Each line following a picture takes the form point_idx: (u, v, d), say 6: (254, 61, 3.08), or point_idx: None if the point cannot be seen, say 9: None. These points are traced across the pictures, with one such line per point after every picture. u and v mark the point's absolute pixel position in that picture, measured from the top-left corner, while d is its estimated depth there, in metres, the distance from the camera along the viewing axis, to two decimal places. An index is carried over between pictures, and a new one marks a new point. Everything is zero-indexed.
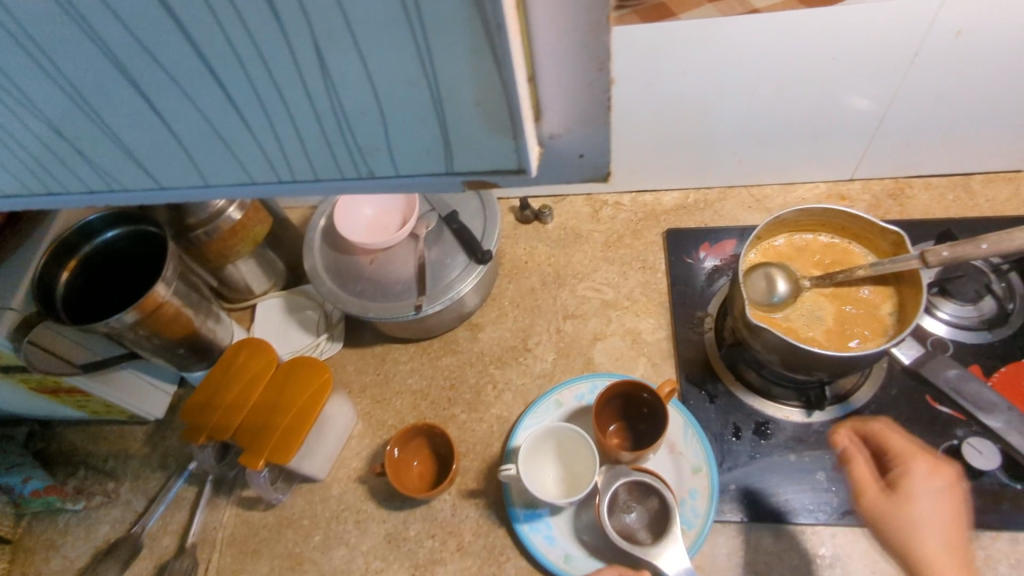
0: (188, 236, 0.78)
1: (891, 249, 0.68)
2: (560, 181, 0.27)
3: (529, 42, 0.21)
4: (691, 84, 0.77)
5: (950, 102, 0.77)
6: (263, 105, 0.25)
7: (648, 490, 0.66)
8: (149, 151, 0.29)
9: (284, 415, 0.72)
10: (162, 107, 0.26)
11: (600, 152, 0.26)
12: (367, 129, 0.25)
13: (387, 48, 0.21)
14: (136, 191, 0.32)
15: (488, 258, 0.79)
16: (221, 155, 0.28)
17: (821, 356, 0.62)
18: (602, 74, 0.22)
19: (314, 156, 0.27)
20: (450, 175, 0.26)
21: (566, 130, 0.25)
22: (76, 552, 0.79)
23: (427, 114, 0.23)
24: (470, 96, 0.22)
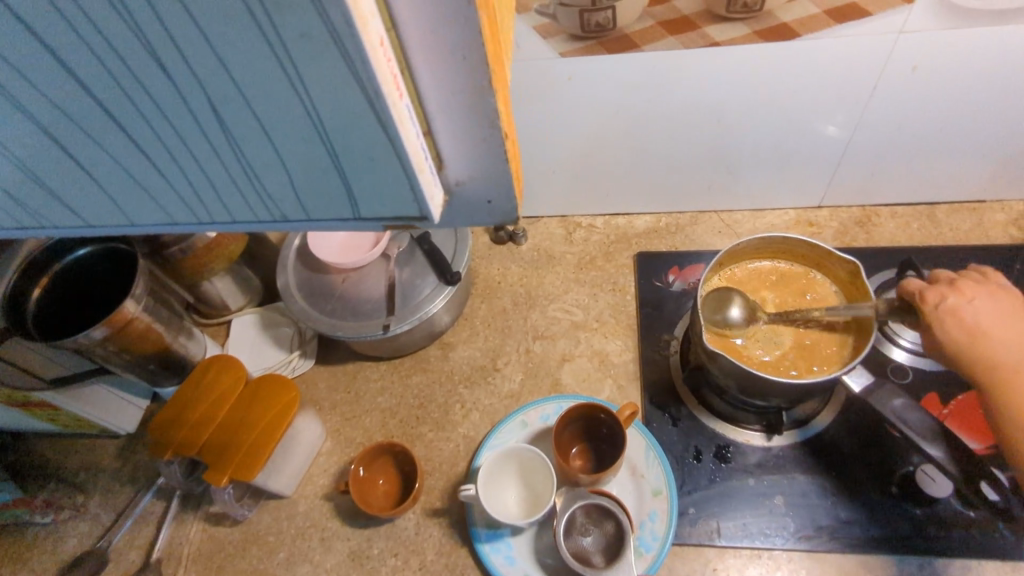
0: (163, 253, 0.80)
1: (847, 276, 0.70)
2: (472, 224, 0.29)
3: (419, 99, 0.23)
4: (657, 112, 0.78)
5: (910, 133, 0.79)
6: (172, 156, 0.26)
7: (606, 515, 0.67)
8: (71, 195, 0.30)
9: (250, 432, 0.73)
10: (77, 156, 0.27)
11: (506, 198, 0.27)
12: (272, 177, 0.26)
13: (278, 106, 0.22)
14: (67, 230, 0.33)
15: (457, 278, 0.80)
16: (140, 199, 0.29)
17: (774, 383, 0.63)
18: (494, 130, 0.24)
19: (228, 200, 0.28)
20: (357, 219, 0.28)
21: (470, 178, 0.26)
22: (43, 565, 0.79)
23: (326, 167, 0.25)
24: (363, 151, 0.24)
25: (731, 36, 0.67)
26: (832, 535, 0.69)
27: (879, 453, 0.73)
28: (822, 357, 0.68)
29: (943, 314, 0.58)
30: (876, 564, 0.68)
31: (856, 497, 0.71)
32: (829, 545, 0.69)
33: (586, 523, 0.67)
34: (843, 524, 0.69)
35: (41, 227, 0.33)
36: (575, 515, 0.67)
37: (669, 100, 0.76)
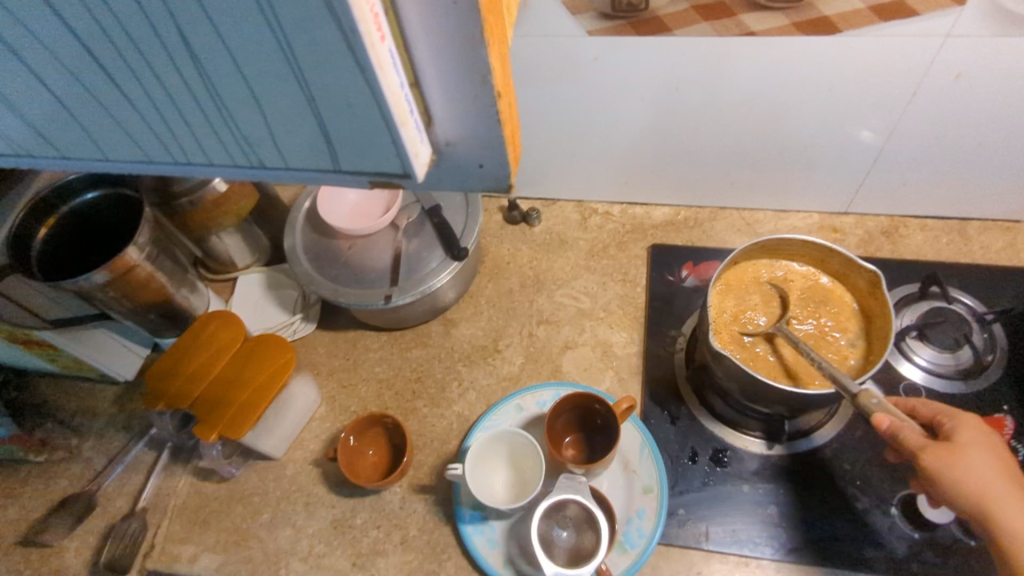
0: (171, 203, 0.79)
1: (867, 287, 0.67)
2: (462, 189, 0.27)
3: (405, 45, 0.21)
4: (683, 99, 0.75)
5: (949, 144, 0.75)
6: (143, 87, 0.25)
7: (592, 525, 0.63)
8: (45, 125, 0.29)
9: (242, 391, 0.72)
10: (45, 80, 0.26)
11: (498, 164, 0.25)
12: (247, 120, 0.25)
13: (250, 40, 0.21)
14: (42, 161, 0.32)
15: (464, 254, 0.79)
16: (115, 133, 0.28)
17: (778, 390, 0.61)
18: (486, 87, 0.22)
19: (203, 140, 0.27)
20: (338, 172, 0.26)
21: (460, 139, 0.25)
22: (33, 503, 0.80)
23: (302, 112, 0.23)
24: (341, 96, 0.22)
25: (769, 26, 0.64)
26: (823, 550, 0.67)
27: (882, 472, 0.70)
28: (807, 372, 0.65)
29: (971, 448, 0.54)
30: None
31: (853, 514, 0.68)
32: (819, 560, 0.67)
33: (572, 519, 0.64)
34: (836, 541, 0.67)
35: (15, 156, 0.32)
36: (565, 504, 0.65)
37: (697, 88, 0.73)
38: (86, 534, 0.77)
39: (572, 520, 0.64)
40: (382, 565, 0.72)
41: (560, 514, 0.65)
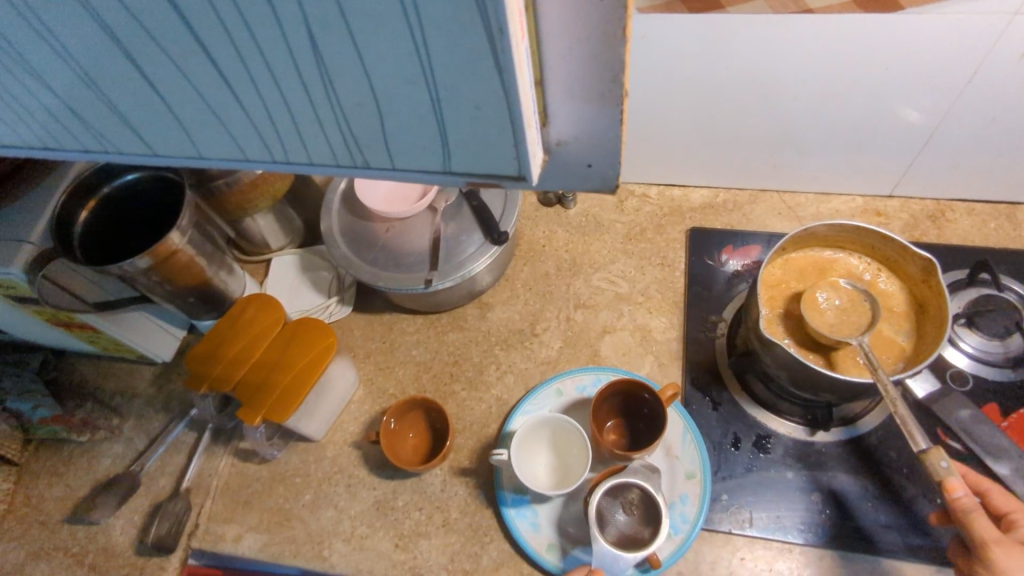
0: (208, 186, 0.78)
1: (919, 274, 0.66)
2: (567, 187, 0.27)
3: (537, 44, 0.21)
4: (730, 79, 0.73)
5: (1005, 127, 0.73)
6: (256, 88, 0.25)
7: (650, 520, 0.64)
8: (142, 120, 0.29)
9: (285, 374, 0.72)
10: (153, 76, 0.26)
11: (608, 163, 0.26)
12: (361, 122, 0.25)
13: (385, 45, 0.21)
14: (131, 157, 0.33)
15: (504, 239, 0.78)
16: (214, 128, 0.28)
17: (831, 379, 0.60)
18: (615, 85, 0.22)
19: (309, 140, 0.27)
20: (445, 173, 0.27)
21: (573, 139, 0.25)
22: (78, 481, 0.81)
23: (423, 113, 0.24)
24: (469, 97, 0.22)
25: (828, 3, 0.62)
26: (868, 538, 0.67)
27: None
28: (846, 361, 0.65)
29: None
30: (911, 572, 0.65)
31: (897, 502, 0.68)
32: (864, 547, 0.67)
33: (632, 507, 0.65)
34: (881, 528, 0.67)
35: (104, 152, 0.33)
36: (631, 491, 0.65)
37: (746, 67, 0.71)
38: (132, 513, 0.78)
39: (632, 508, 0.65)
40: (425, 546, 0.73)
41: (626, 498, 0.66)
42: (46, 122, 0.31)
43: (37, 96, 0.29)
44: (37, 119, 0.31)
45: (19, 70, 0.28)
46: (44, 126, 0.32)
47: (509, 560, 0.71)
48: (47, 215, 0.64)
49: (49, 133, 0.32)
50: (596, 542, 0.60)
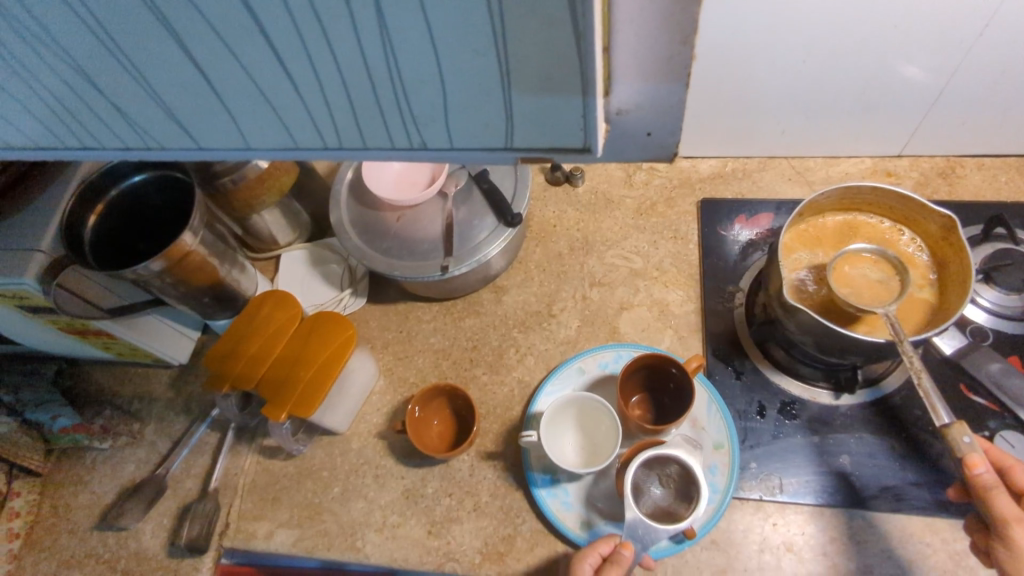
0: (215, 183, 0.77)
1: (940, 232, 0.66)
2: (624, 155, 0.29)
3: (610, 13, 0.22)
4: (737, 47, 0.72)
5: (1015, 79, 0.73)
6: (316, 73, 0.26)
7: (685, 497, 0.65)
8: (189, 111, 0.30)
9: (308, 369, 0.72)
10: (207, 66, 0.27)
11: (667, 130, 0.27)
12: (422, 99, 0.26)
13: (457, 19, 0.22)
14: (171, 150, 0.33)
15: (519, 221, 0.77)
16: (265, 116, 0.29)
17: (858, 341, 0.60)
18: (685, 48, 0.23)
19: (365, 122, 0.28)
20: (505, 149, 0.28)
21: (634, 107, 0.26)
22: (103, 488, 0.81)
23: (490, 88, 0.25)
24: (539, 69, 0.24)
25: None
26: (898, 496, 0.68)
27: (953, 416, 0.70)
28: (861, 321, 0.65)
29: None
30: (943, 527, 0.66)
31: (925, 458, 0.69)
32: (894, 505, 0.67)
33: (669, 482, 0.66)
34: (910, 486, 0.68)
35: (145, 147, 0.33)
36: (669, 467, 0.66)
37: (753, 34, 0.70)
38: (161, 516, 0.78)
39: (667, 482, 0.66)
40: (458, 531, 0.73)
41: (662, 473, 0.67)
42: (87, 122, 0.32)
43: (81, 94, 0.30)
44: (79, 119, 0.32)
45: (66, 66, 0.28)
46: (87, 126, 0.32)
47: (543, 540, 0.71)
48: (55, 223, 0.63)
49: (86, 129, 0.33)
50: (631, 511, 0.61)
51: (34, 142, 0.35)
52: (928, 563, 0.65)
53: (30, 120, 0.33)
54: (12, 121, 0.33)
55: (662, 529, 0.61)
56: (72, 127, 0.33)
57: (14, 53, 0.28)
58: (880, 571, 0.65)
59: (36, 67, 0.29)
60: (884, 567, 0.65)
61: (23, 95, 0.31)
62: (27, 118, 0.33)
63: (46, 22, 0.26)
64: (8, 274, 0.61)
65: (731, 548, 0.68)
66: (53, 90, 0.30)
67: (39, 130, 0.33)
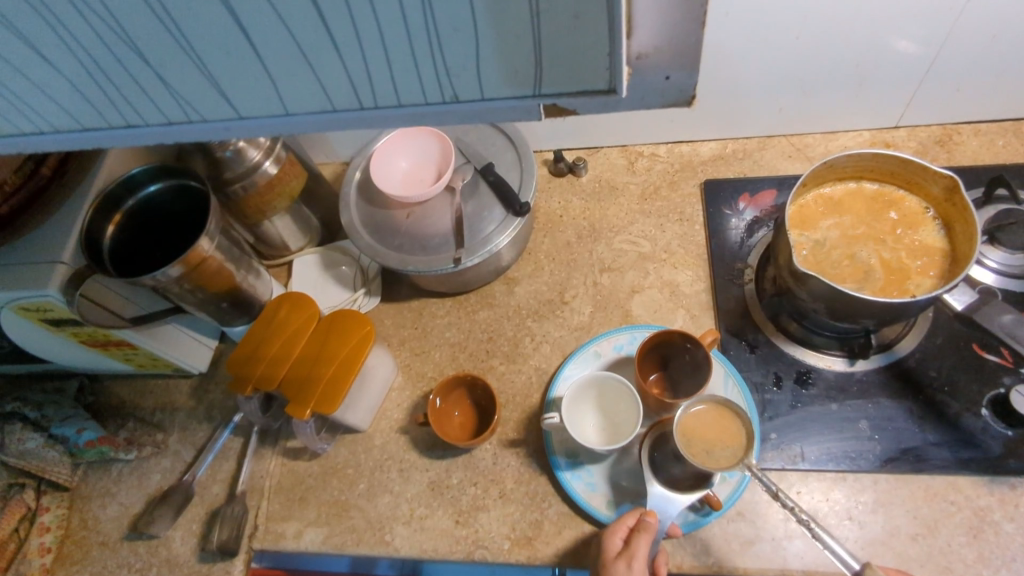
0: (226, 190, 0.79)
1: (944, 193, 0.67)
2: (645, 103, 0.31)
3: None
4: (731, 29, 0.73)
5: (1006, 43, 0.74)
6: (355, 26, 0.27)
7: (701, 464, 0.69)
8: (233, 78, 0.31)
9: (328, 366, 0.73)
10: (252, 29, 0.28)
11: (684, 75, 0.29)
12: (457, 51, 0.28)
13: None
14: (212, 123, 0.35)
15: (527, 210, 0.78)
16: (305, 78, 0.31)
17: (870, 303, 0.61)
18: None
19: (400, 80, 0.30)
20: (532, 97, 0.30)
21: (654, 50, 0.28)
22: (131, 499, 0.82)
23: (521, 32, 0.26)
24: (570, 9, 0.25)
25: None
26: (920, 457, 0.68)
27: (968, 375, 0.71)
28: (873, 283, 0.67)
29: None
30: (965, 485, 0.67)
31: (944, 418, 0.70)
32: (916, 466, 0.68)
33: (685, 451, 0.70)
34: (931, 446, 0.69)
35: (188, 121, 0.35)
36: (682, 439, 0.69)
37: (745, 16, 0.71)
38: (189, 522, 0.79)
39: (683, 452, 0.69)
40: (485, 519, 0.73)
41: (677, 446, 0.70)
42: (132, 96, 0.33)
43: (129, 67, 0.31)
44: (124, 94, 0.33)
45: (115, 39, 0.29)
46: (131, 104, 0.34)
47: (570, 522, 0.72)
48: (76, 234, 0.64)
49: (130, 107, 0.34)
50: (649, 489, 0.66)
51: (78, 123, 0.36)
52: (954, 520, 0.66)
53: (76, 100, 0.34)
54: (59, 103, 0.34)
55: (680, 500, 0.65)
56: (118, 106, 0.34)
57: (68, 27, 0.29)
58: (906, 531, 0.66)
59: (87, 42, 0.30)
60: (910, 527, 0.66)
61: (71, 73, 0.32)
62: (74, 98, 0.34)
63: None
64: (32, 285, 0.62)
65: (757, 518, 0.69)
66: (102, 69, 0.31)
67: (83, 112, 0.35)
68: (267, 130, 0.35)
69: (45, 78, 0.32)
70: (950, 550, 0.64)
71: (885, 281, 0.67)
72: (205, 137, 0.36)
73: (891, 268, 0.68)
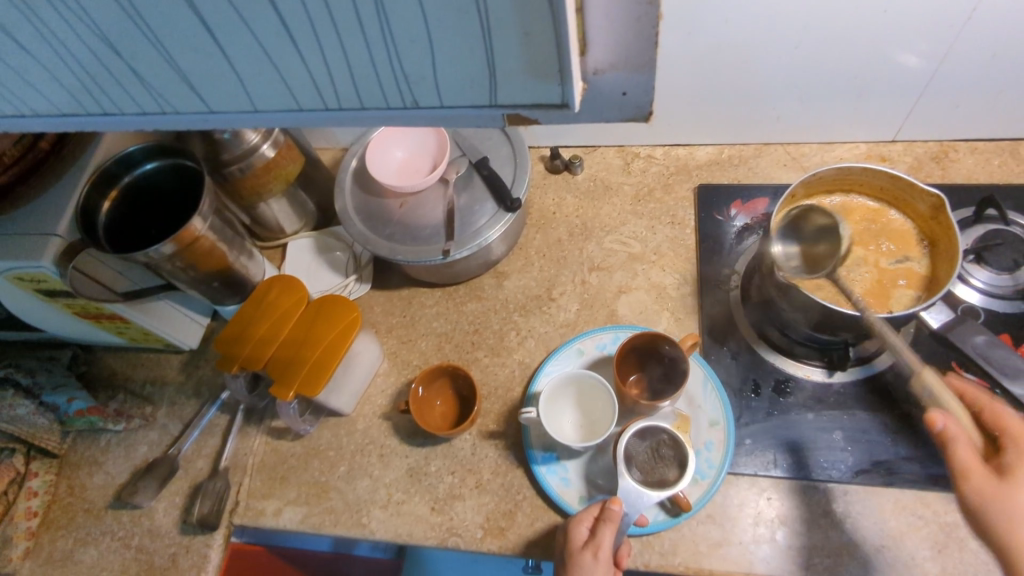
0: (223, 172, 0.80)
1: (931, 212, 0.67)
2: (603, 118, 0.32)
3: None
4: (729, 35, 0.73)
5: (1005, 62, 0.74)
6: (316, 34, 0.28)
7: (676, 463, 0.67)
8: (203, 75, 0.32)
9: (315, 349, 0.74)
10: (217, 29, 0.29)
11: (640, 91, 0.30)
12: (414, 59, 0.29)
13: None
14: (187, 115, 0.36)
15: (518, 206, 0.79)
16: (271, 79, 0.32)
17: (846, 317, 0.61)
18: (650, 8, 0.26)
19: (362, 84, 0.31)
20: (491, 106, 0.31)
21: (610, 66, 0.29)
22: (117, 469, 0.83)
23: (474, 45, 0.27)
24: (519, 27, 0.26)
25: None
26: (890, 470, 0.69)
27: None
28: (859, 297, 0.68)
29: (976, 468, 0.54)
30: (934, 500, 0.68)
31: (917, 434, 0.70)
32: (886, 479, 0.69)
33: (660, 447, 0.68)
34: (902, 461, 0.69)
35: (162, 112, 0.36)
36: (663, 435, 0.69)
37: (744, 23, 0.71)
38: (173, 495, 0.80)
39: (660, 451, 0.68)
40: (461, 508, 0.75)
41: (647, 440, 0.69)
42: (108, 88, 0.34)
43: (103, 60, 0.32)
44: (101, 84, 0.34)
45: (89, 33, 0.30)
46: (107, 93, 0.35)
47: (542, 515, 0.73)
48: (72, 208, 0.65)
49: (107, 96, 0.35)
50: (623, 477, 0.65)
51: (57, 109, 0.37)
52: (920, 535, 0.67)
53: (55, 88, 0.35)
54: (40, 90, 0.35)
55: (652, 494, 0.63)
56: (95, 94, 0.35)
57: (45, 21, 0.30)
58: (872, 543, 0.67)
59: (63, 35, 0.31)
60: (876, 539, 0.67)
61: (49, 63, 0.33)
62: (53, 87, 0.35)
63: None
64: (26, 256, 0.63)
65: (726, 522, 0.70)
66: (80, 61, 0.32)
67: (64, 99, 0.36)
68: (239, 125, 0.36)
69: (24, 65, 0.33)
70: (914, 564, 0.65)
71: (870, 293, 0.68)
72: (181, 128, 0.37)
73: (876, 281, 0.68)
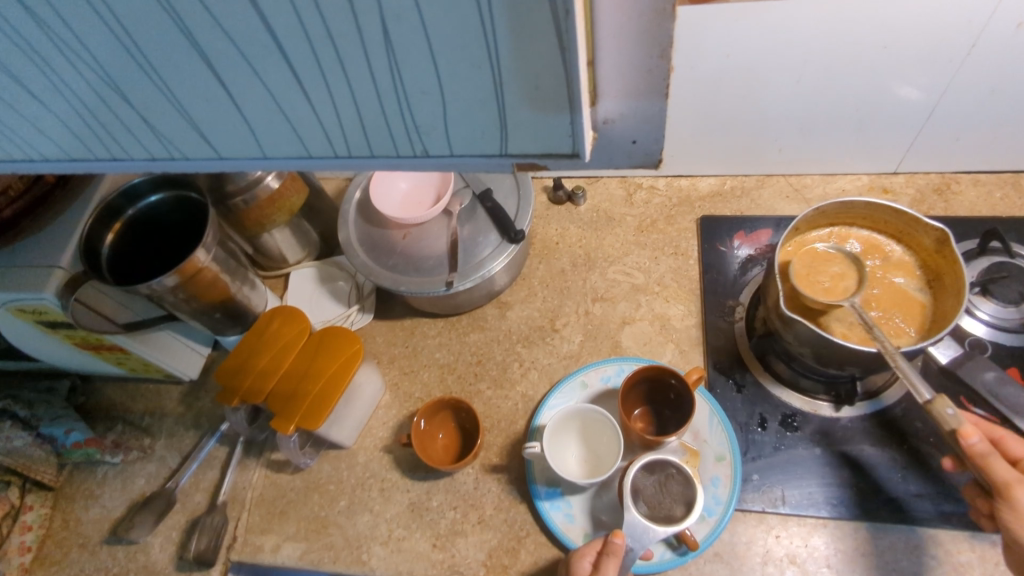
0: (227, 203, 0.80)
1: (935, 245, 0.67)
2: (613, 163, 0.32)
3: (593, 30, 0.25)
4: (729, 69, 0.74)
5: (1005, 97, 0.74)
6: (327, 84, 0.28)
7: (683, 499, 0.66)
8: (212, 123, 0.32)
9: (316, 382, 0.73)
10: (229, 80, 0.29)
11: (650, 139, 0.31)
12: (425, 109, 0.29)
13: (455, 31, 0.25)
14: (196, 161, 0.36)
15: (521, 237, 0.79)
16: (281, 126, 0.32)
17: (854, 351, 0.61)
18: (661, 61, 0.26)
19: (372, 133, 0.31)
20: (500, 155, 0.31)
21: (620, 115, 0.29)
22: (114, 502, 0.82)
23: (485, 97, 0.27)
24: (530, 80, 0.26)
25: None
26: (901, 508, 0.68)
27: None
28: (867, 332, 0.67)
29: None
30: (946, 539, 0.67)
31: (927, 470, 0.69)
32: (897, 517, 0.68)
33: (668, 481, 0.67)
34: (913, 498, 0.68)
35: (170, 158, 0.36)
36: (672, 469, 0.67)
37: (745, 59, 0.72)
38: (169, 529, 0.79)
39: (669, 485, 0.67)
40: (463, 544, 0.73)
41: (656, 473, 0.68)
42: (118, 134, 0.34)
43: (114, 108, 0.32)
44: (110, 131, 0.34)
45: (98, 78, 0.30)
46: (116, 139, 0.35)
47: (546, 552, 0.72)
48: (75, 240, 0.65)
49: (115, 142, 0.35)
50: (629, 511, 0.63)
51: (65, 154, 0.37)
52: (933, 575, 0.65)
53: (63, 133, 0.35)
54: (47, 135, 0.35)
55: (657, 530, 0.61)
56: (102, 140, 0.35)
57: (55, 70, 0.30)
58: None
59: (74, 84, 0.31)
60: None
61: (59, 111, 0.33)
62: (61, 132, 0.35)
63: (88, 42, 0.28)
64: (29, 289, 0.63)
65: (735, 561, 0.68)
66: (91, 108, 0.32)
67: (71, 143, 0.36)
68: (248, 170, 0.36)
69: (33, 111, 0.33)
70: None
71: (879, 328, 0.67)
72: (189, 172, 0.37)
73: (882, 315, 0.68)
